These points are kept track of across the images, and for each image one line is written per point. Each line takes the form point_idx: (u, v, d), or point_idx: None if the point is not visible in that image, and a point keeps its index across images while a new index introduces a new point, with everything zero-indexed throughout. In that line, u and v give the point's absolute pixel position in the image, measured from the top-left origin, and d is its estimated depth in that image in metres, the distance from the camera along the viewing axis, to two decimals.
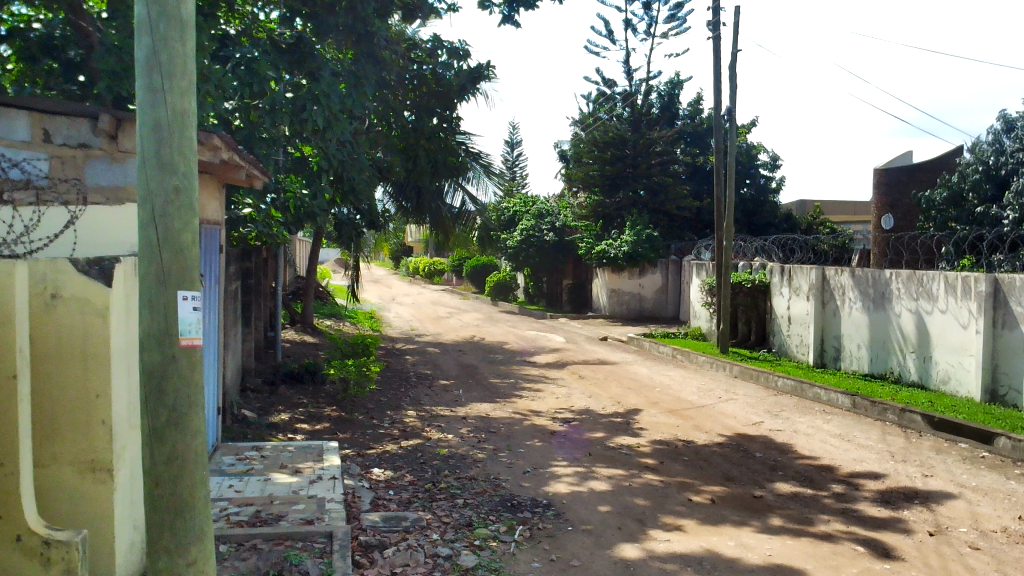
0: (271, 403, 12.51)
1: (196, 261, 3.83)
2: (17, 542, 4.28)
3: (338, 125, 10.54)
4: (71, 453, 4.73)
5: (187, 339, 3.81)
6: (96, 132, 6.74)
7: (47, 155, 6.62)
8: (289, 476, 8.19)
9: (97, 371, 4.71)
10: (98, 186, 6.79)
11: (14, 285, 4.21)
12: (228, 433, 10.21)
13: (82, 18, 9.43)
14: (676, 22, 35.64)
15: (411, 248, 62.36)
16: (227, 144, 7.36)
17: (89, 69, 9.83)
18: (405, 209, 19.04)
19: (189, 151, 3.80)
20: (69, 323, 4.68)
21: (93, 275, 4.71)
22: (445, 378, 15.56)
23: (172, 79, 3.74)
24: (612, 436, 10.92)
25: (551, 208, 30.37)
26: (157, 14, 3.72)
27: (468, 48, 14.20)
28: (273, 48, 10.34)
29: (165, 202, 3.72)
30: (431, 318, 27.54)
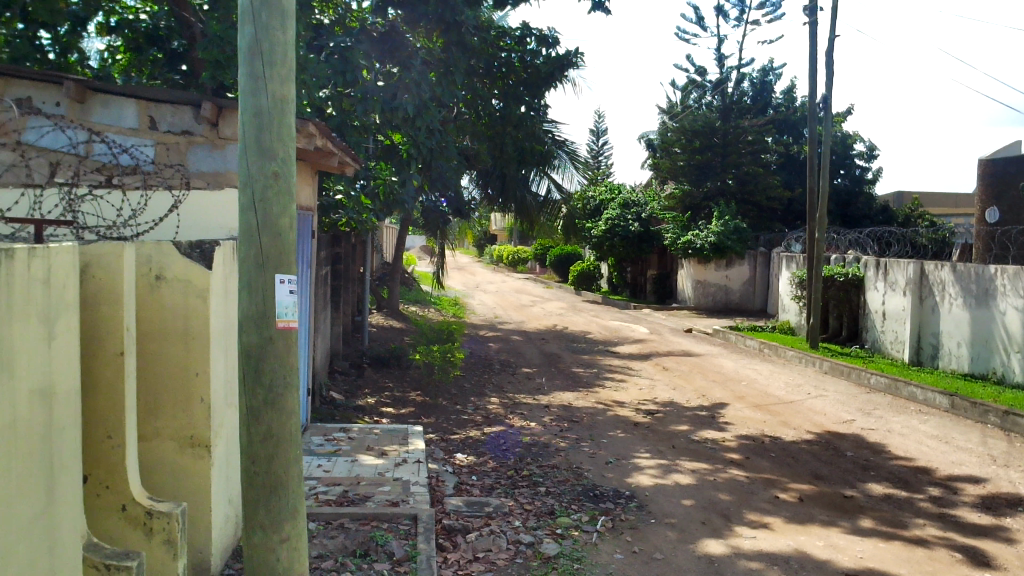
0: (358, 387, 12.76)
1: (293, 245, 3.91)
2: (122, 511, 4.46)
3: (428, 112, 10.65)
4: (173, 428, 4.92)
5: (284, 321, 3.88)
6: (199, 120, 6.99)
7: (153, 142, 6.95)
8: (376, 458, 8.35)
9: (197, 352, 4.88)
10: (200, 170, 7.03)
11: (122, 265, 4.29)
12: (317, 414, 10.50)
13: (184, 9, 9.64)
14: (770, 8, 34.66)
15: (495, 237, 62.61)
16: (322, 131, 7.51)
17: (190, 59, 10.13)
18: (491, 197, 19.02)
19: (289, 138, 3.88)
20: (173, 304, 4.88)
21: (195, 258, 4.88)
22: (528, 367, 15.60)
23: (273, 67, 3.82)
24: (697, 429, 10.75)
25: (639, 198, 29.87)
26: (260, 4, 3.81)
27: (558, 36, 14.18)
28: (367, 37, 10.62)
29: (264, 187, 3.81)
30: (514, 306, 27.62)
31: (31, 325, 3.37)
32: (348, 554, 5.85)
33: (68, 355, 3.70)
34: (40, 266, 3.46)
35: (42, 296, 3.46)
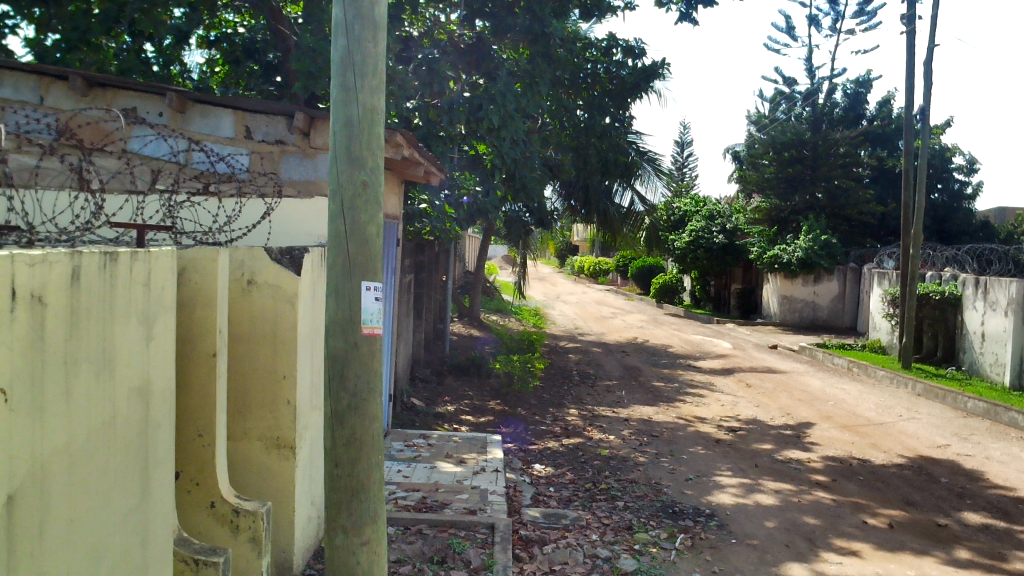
0: (438, 394, 12.89)
1: (379, 252, 3.97)
2: (211, 507, 4.60)
3: (513, 123, 10.65)
4: (260, 430, 5.05)
5: (369, 327, 3.95)
6: (292, 130, 7.20)
7: (248, 150, 7.21)
8: (454, 465, 8.41)
9: (285, 355, 5.01)
10: (291, 179, 7.22)
11: (216, 269, 4.43)
12: (398, 420, 10.66)
13: (280, 22, 9.94)
14: (865, 17, 33.66)
15: (576, 248, 62.48)
16: (409, 141, 7.63)
17: (284, 70, 10.43)
18: (574, 208, 18.94)
19: (377, 146, 3.95)
20: (263, 309, 5.01)
21: (285, 264, 5.01)
22: (608, 379, 15.48)
23: (364, 78, 3.89)
24: (781, 448, 10.47)
25: (723, 210, 29.73)
26: (353, 17, 3.89)
27: (644, 47, 14.06)
28: (453, 49, 10.74)
29: (353, 195, 3.88)
30: (595, 317, 27.49)
31: (131, 325, 3.51)
32: (425, 560, 5.90)
33: (165, 355, 3.85)
34: (141, 269, 3.60)
35: (141, 297, 3.60)
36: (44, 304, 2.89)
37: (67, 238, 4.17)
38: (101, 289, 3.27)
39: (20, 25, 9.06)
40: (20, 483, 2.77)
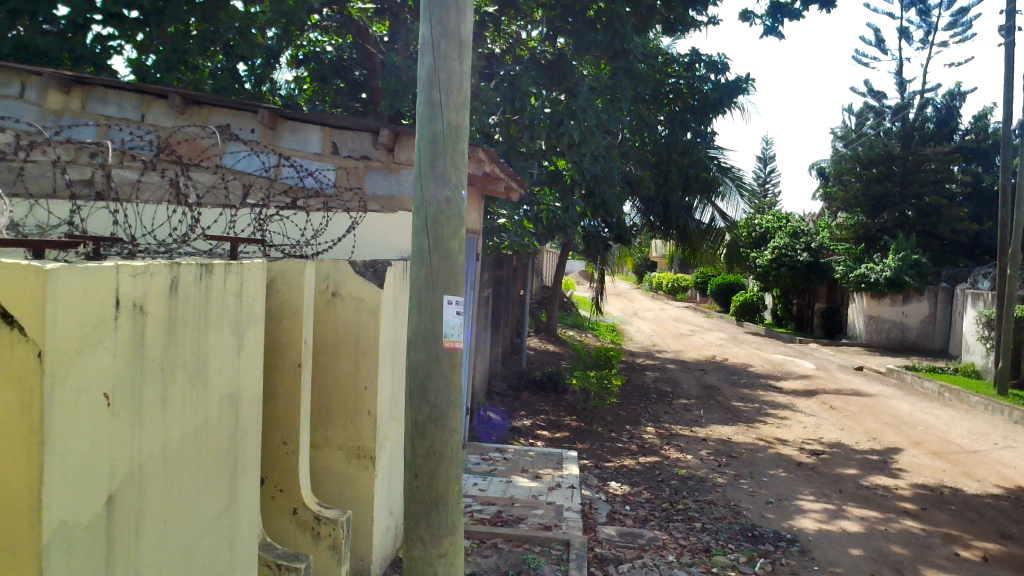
0: (514, 408, 12.92)
1: (462, 267, 4.02)
2: (294, 514, 4.70)
3: (594, 138, 10.63)
4: (342, 439, 5.16)
5: (450, 340, 3.99)
6: (376, 146, 7.39)
7: (334, 166, 7.41)
8: (530, 480, 8.40)
9: (366, 367, 5.11)
10: (376, 194, 7.41)
11: (303, 281, 4.55)
12: (474, 433, 10.73)
13: (367, 41, 10.31)
14: (960, 28, 32.51)
15: (654, 263, 61.87)
16: (490, 157, 7.72)
17: (370, 87, 10.67)
18: (653, 223, 18.76)
19: (461, 162, 4.00)
20: (347, 321, 5.12)
21: (368, 277, 5.11)
22: (686, 398, 15.26)
23: (449, 95, 3.95)
24: (867, 474, 10.13)
25: (808, 226, 28.71)
26: (440, 35, 3.97)
27: (728, 61, 13.89)
28: (535, 64, 10.75)
29: (436, 210, 3.94)
30: (673, 334, 27.15)
31: (223, 335, 3.64)
32: (500, 574, 5.92)
33: (255, 364, 3.97)
34: (233, 280, 3.73)
35: (234, 308, 3.73)
36: (145, 313, 3.03)
37: (165, 250, 4.35)
38: (197, 299, 3.40)
39: (122, 47, 9.51)
40: (119, 484, 2.90)
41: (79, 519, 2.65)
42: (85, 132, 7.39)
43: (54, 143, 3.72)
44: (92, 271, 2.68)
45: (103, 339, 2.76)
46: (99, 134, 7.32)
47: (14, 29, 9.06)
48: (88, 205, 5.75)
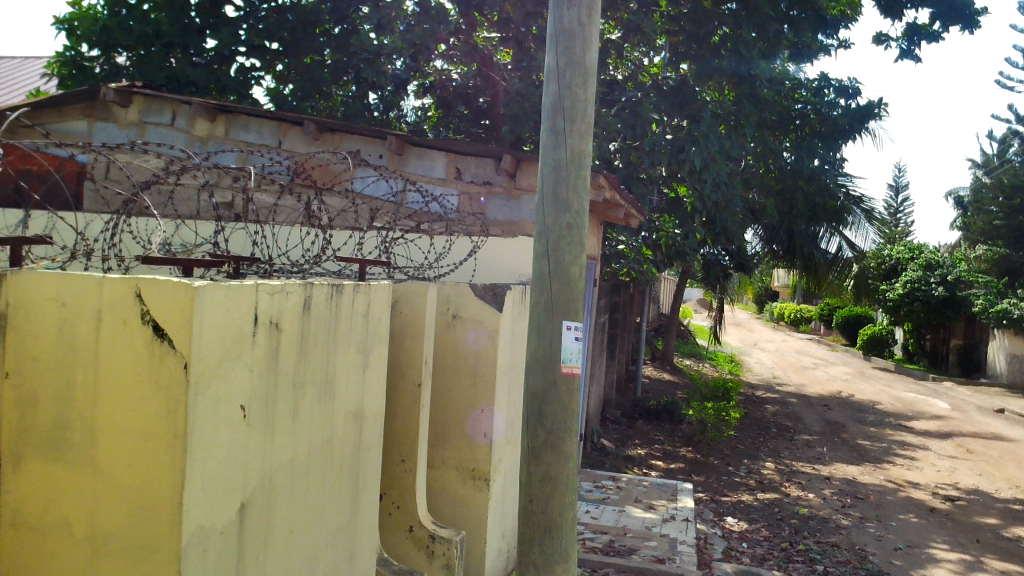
0: (629, 437, 12.77)
1: (581, 294, 4.01)
2: (410, 531, 4.77)
3: (716, 165, 10.42)
4: (458, 460, 5.23)
5: (568, 366, 3.99)
6: (499, 171, 7.54)
7: (458, 191, 7.60)
8: (644, 511, 8.27)
9: (483, 389, 5.17)
10: (497, 219, 7.58)
11: (425, 303, 4.65)
12: (587, 460, 10.68)
13: (491, 70, 10.64)
14: None
15: (776, 293, 60.01)
16: (611, 183, 7.74)
17: (494, 114, 10.85)
18: (776, 252, 18.20)
19: (583, 189, 4.01)
20: (467, 343, 5.21)
21: (487, 300, 5.18)
22: (808, 434, 14.68)
23: (573, 122, 3.98)
24: (1008, 524, 9.45)
25: (943, 259, 27.34)
26: (565, 64, 4.01)
27: (859, 86, 13.43)
28: (658, 91, 10.54)
29: (558, 236, 3.96)
30: (794, 367, 26.21)
31: (350, 355, 3.77)
32: None
33: (379, 384, 4.09)
34: (361, 301, 3.86)
35: (361, 327, 3.86)
36: (280, 330, 3.17)
37: (298, 269, 4.55)
38: (328, 319, 3.54)
39: (263, 77, 10.05)
40: (251, 492, 3.03)
41: (213, 525, 2.78)
42: (227, 156, 7.85)
43: (202, 168, 3.97)
44: (234, 288, 2.84)
45: (241, 353, 2.91)
46: (240, 159, 7.77)
47: (168, 61, 9.75)
48: (228, 226, 6.09)
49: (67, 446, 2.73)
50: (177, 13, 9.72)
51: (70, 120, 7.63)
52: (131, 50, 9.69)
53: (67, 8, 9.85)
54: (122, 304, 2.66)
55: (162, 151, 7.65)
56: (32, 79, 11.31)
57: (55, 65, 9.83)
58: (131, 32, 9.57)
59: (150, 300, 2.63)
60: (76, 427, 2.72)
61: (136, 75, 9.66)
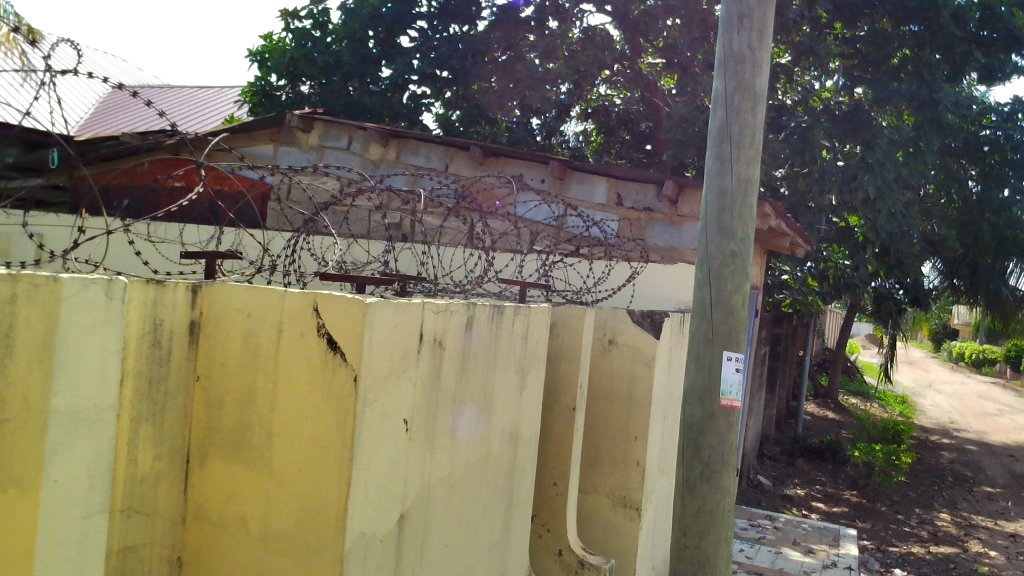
0: (787, 475, 12.24)
1: (744, 324, 3.85)
2: (558, 555, 4.75)
3: (892, 194, 9.87)
4: (609, 487, 5.19)
5: (727, 399, 3.82)
6: (660, 198, 7.50)
7: (618, 217, 7.63)
8: (802, 554, 7.88)
9: (637, 416, 5.11)
10: (657, 245, 7.52)
11: (582, 328, 4.64)
12: (742, 496, 10.33)
13: (655, 95, 10.59)
14: None
15: (955, 331, 55.82)
16: (777, 212, 7.51)
17: (656, 139, 10.75)
18: (957, 287, 16.93)
19: (749, 216, 3.87)
20: (622, 369, 5.17)
21: (644, 327, 5.12)
22: (990, 485, 13.54)
23: (740, 149, 3.85)
24: None
25: None
26: (734, 89, 3.89)
27: None
28: (829, 116, 10.04)
29: (720, 264, 3.83)
30: (975, 412, 24.25)
31: (508, 375, 3.83)
32: None
33: (535, 404, 4.13)
34: (521, 322, 3.91)
35: (520, 349, 3.91)
36: (443, 348, 3.28)
37: (461, 290, 4.68)
38: (488, 340, 3.62)
39: (433, 104, 10.45)
40: (411, 504, 3.14)
41: (375, 532, 2.90)
42: (397, 179, 8.22)
43: (375, 192, 4.17)
44: (403, 306, 2.97)
45: (406, 368, 3.02)
46: (409, 182, 8.12)
47: (347, 90, 10.35)
48: (397, 246, 6.36)
49: (246, 449, 2.92)
50: (357, 45, 10.29)
51: (259, 144, 8.22)
52: (315, 79, 10.29)
53: (261, 41, 10.61)
54: (301, 317, 2.84)
55: (340, 174, 8.11)
56: (226, 107, 12.26)
57: (247, 94, 10.50)
58: (316, 62, 10.17)
59: (326, 315, 2.80)
60: (255, 431, 2.91)
61: (318, 103, 10.31)
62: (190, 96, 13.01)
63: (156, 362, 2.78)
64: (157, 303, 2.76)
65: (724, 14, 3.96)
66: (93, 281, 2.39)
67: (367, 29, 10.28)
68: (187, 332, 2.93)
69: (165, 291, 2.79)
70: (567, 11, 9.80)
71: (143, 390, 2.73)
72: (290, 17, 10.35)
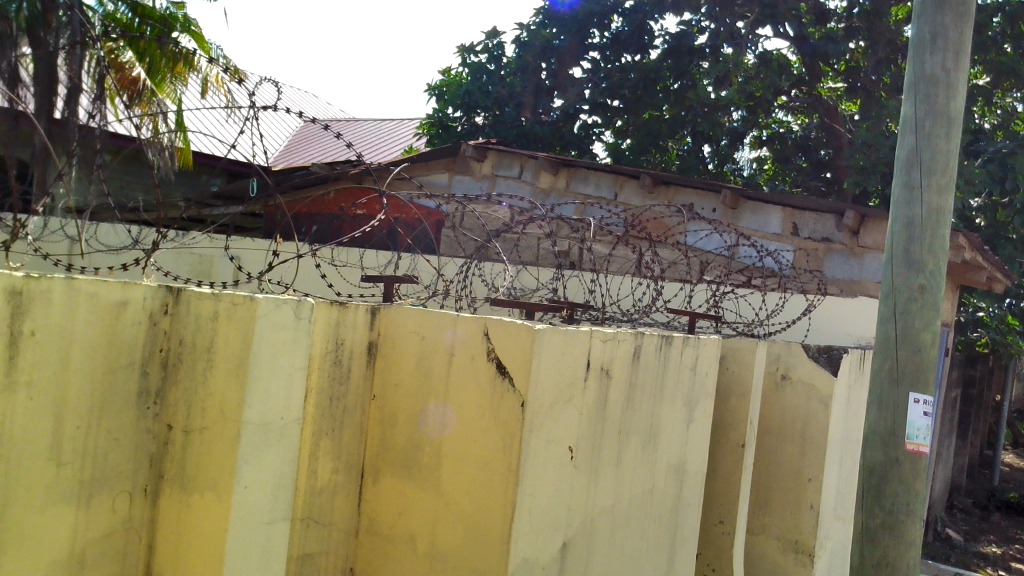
0: (982, 530, 11.22)
1: (935, 364, 3.48)
2: None
3: None
4: (780, 529, 4.95)
5: (913, 444, 3.44)
6: (840, 228, 7.18)
7: (794, 247, 7.34)
8: None
9: (812, 456, 4.86)
10: (836, 277, 7.18)
11: (754, 361, 4.47)
12: (928, 550, 9.57)
13: (835, 120, 10.03)
14: None
15: None
16: (973, 244, 6.97)
17: (836, 167, 10.22)
18: None
19: (942, 249, 3.49)
20: (796, 406, 4.93)
21: (822, 362, 4.85)
22: None
23: (932, 176, 3.49)
24: None
25: None
26: (925, 113, 3.53)
27: None
28: None
29: (908, 300, 3.47)
30: None
31: (676, 407, 3.75)
32: None
33: (704, 440, 4.01)
34: (690, 354, 3.82)
35: (688, 381, 3.82)
36: (610, 377, 3.26)
37: (629, 318, 4.64)
38: (656, 371, 3.57)
39: (603, 133, 10.49)
40: (574, 531, 3.13)
41: (538, 557, 2.91)
42: (567, 208, 8.30)
43: (546, 219, 4.22)
44: (571, 335, 2.98)
45: (573, 397, 3.03)
46: (578, 211, 8.18)
47: (520, 121, 10.58)
48: (566, 273, 6.41)
49: (416, 468, 3.01)
50: (531, 76, 10.47)
51: (435, 173, 8.54)
52: (489, 110, 10.54)
53: (439, 75, 11.05)
54: (472, 342, 2.92)
55: (512, 202, 8.30)
56: (406, 138, 12.84)
57: (425, 126, 10.90)
58: (490, 95, 10.46)
59: (497, 340, 2.87)
60: (425, 450, 3.00)
61: (492, 133, 10.47)
62: (373, 128, 13.73)
63: (337, 380, 2.94)
64: (339, 323, 2.92)
65: (914, 33, 3.60)
66: (284, 301, 2.55)
67: (540, 60, 10.52)
68: (365, 352, 3.08)
69: (347, 311, 2.95)
70: (742, 37, 9.53)
71: (324, 406, 2.89)
72: (466, 53, 10.74)
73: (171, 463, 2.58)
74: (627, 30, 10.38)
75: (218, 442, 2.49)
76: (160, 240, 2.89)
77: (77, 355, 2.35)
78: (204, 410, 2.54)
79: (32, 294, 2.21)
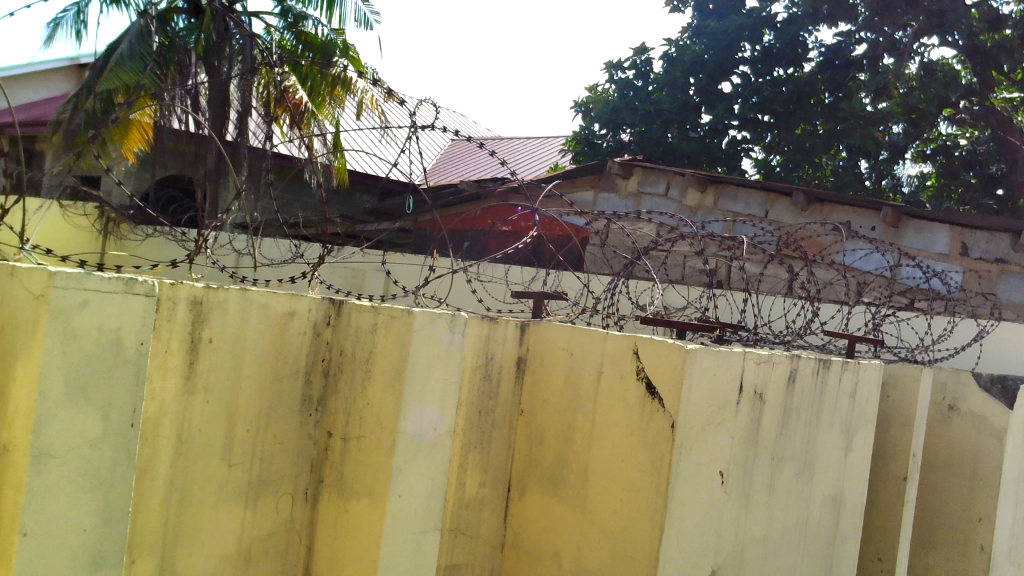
0: None
1: None
2: None
3: None
4: (945, 570, 4.63)
5: None
6: (1016, 248, 6.70)
7: (963, 268, 6.89)
8: None
9: (983, 494, 4.51)
10: (1011, 301, 6.72)
11: (918, 390, 4.19)
12: None
13: (1011, 132, 9.31)
14: None
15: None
16: None
17: (1010, 182, 9.47)
18: None
19: None
20: (965, 440, 4.59)
21: (994, 394, 4.48)
22: None
23: None
24: None
25: None
26: None
27: None
28: None
29: None
30: None
31: (834, 433, 3.57)
32: None
33: (863, 469, 3.80)
34: (850, 379, 3.64)
35: (847, 408, 3.63)
36: (764, 401, 3.15)
37: (782, 340, 4.48)
38: (813, 395, 3.41)
39: (752, 149, 10.20)
40: (724, 559, 3.03)
41: None
42: (715, 226, 8.12)
43: (696, 237, 4.12)
44: (722, 354, 2.89)
45: (726, 419, 2.95)
46: (727, 229, 7.98)
47: (667, 137, 10.40)
48: (714, 292, 6.27)
49: (564, 484, 3.01)
50: (678, 92, 10.36)
51: (581, 190, 8.55)
52: (635, 127, 10.45)
53: (586, 92, 11.08)
54: (622, 360, 2.90)
55: (658, 220, 8.20)
56: (552, 155, 13.00)
57: (571, 143, 10.96)
58: (637, 111, 10.36)
59: (647, 360, 2.82)
60: (573, 467, 2.99)
61: (637, 150, 10.39)
62: (521, 145, 13.96)
63: (487, 394, 2.98)
64: (490, 337, 2.96)
65: None
66: (440, 315, 2.63)
67: (688, 75, 10.35)
68: (515, 368, 3.11)
69: (498, 326, 2.98)
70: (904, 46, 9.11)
71: (474, 419, 2.94)
72: (613, 69, 10.74)
73: (330, 469, 2.69)
74: (779, 43, 10.06)
75: (375, 451, 2.58)
76: (325, 255, 3.02)
77: (249, 363, 2.49)
78: (362, 419, 2.63)
79: (211, 304, 2.37)
